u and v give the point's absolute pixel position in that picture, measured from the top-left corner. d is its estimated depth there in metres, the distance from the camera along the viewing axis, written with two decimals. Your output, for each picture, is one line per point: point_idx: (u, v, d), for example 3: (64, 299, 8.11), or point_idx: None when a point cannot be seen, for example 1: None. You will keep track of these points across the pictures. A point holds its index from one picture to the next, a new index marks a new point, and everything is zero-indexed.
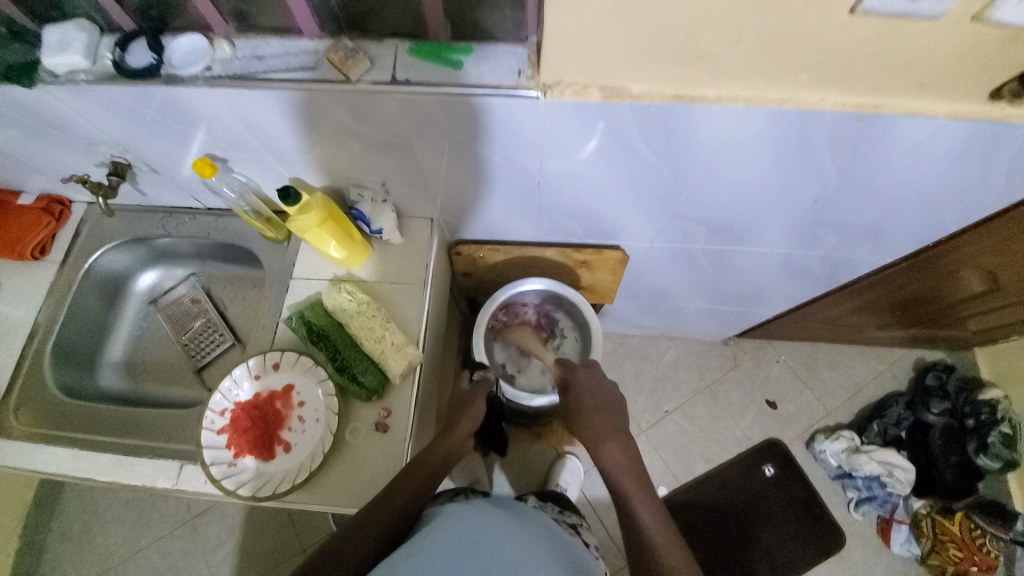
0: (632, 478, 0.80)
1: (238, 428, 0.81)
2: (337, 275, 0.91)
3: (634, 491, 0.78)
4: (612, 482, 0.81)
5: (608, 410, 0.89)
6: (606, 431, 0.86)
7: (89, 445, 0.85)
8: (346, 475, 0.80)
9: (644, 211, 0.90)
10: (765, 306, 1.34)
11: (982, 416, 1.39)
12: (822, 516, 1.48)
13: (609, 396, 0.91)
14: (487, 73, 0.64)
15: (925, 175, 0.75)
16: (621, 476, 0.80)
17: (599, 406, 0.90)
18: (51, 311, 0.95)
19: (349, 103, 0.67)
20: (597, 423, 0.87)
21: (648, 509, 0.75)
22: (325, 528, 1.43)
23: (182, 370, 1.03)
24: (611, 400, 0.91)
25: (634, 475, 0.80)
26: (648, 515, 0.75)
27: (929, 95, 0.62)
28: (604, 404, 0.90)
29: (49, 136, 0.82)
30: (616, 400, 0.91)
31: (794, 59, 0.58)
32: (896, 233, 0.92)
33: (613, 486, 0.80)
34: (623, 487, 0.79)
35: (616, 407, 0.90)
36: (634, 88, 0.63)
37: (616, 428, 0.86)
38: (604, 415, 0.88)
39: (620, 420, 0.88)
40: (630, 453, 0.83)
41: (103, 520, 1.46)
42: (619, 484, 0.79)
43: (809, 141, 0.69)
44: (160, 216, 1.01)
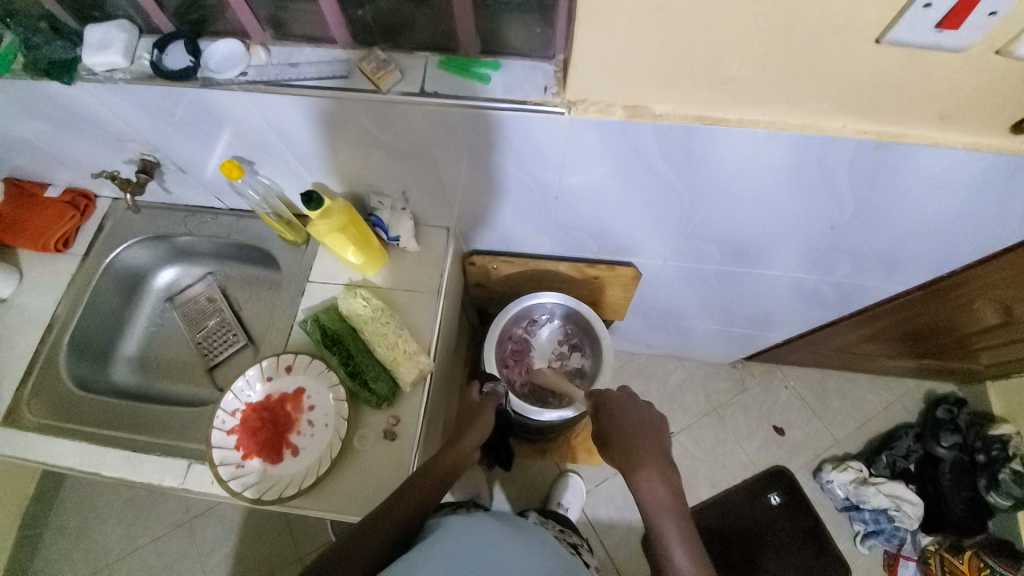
0: (671, 515, 0.74)
1: (247, 429, 0.81)
2: (352, 280, 0.92)
3: (673, 532, 0.72)
4: (648, 514, 0.74)
5: (651, 435, 0.81)
6: (648, 460, 0.77)
7: (98, 438, 0.85)
8: (353, 482, 0.79)
9: (659, 229, 0.90)
10: (775, 331, 1.34)
11: (993, 451, 1.35)
12: (828, 549, 1.45)
13: (649, 417, 0.83)
14: (513, 88, 0.66)
15: (943, 206, 0.75)
16: (660, 514, 0.74)
17: (639, 430, 0.81)
18: (70, 304, 0.96)
19: (377, 112, 0.68)
20: (638, 448, 0.79)
21: (686, 553, 0.70)
22: (323, 536, 1.42)
23: (194, 368, 1.04)
24: (651, 421, 0.83)
25: (674, 513, 0.74)
26: (684, 558, 0.70)
27: (950, 127, 0.62)
28: (645, 426, 0.82)
29: (81, 132, 0.84)
30: (657, 423, 0.83)
31: (816, 86, 0.59)
32: (911, 262, 0.92)
33: (649, 522, 0.74)
34: (661, 525, 0.73)
35: (657, 431, 0.82)
36: (657, 107, 0.64)
37: (659, 457, 0.78)
38: (646, 441, 0.80)
39: (662, 446, 0.80)
40: (672, 486, 0.76)
41: (101, 516, 1.45)
42: (657, 521, 0.73)
43: (828, 167, 0.70)
44: (182, 215, 1.02)
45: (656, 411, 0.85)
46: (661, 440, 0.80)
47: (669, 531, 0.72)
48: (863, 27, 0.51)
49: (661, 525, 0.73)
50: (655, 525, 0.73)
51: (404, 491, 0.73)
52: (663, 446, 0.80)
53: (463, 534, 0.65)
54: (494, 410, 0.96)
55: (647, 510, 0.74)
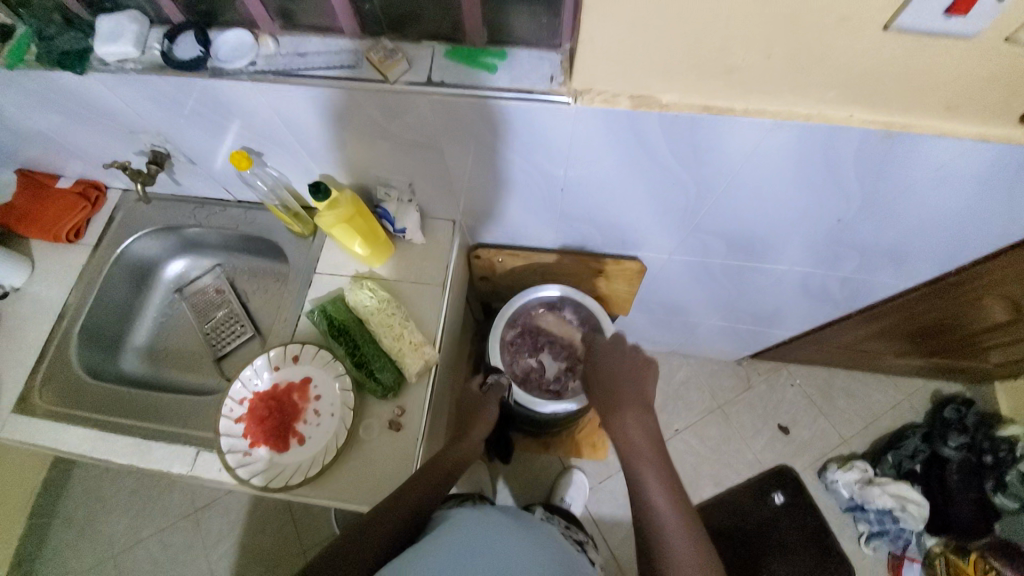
0: (647, 452, 0.78)
1: (255, 418, 0.82)
2: (358, 271, 0.92)
3: (648, 470, 0.75)
4: (624, 455, 0.79)
5: (632, 379, 0.89)
6: (625, 402, 0.85)
7: (107, 425, 0.86)
8: (357, 472, 0.80)
9: (665, 222, 0.90)
10: (782, 327, 1.33)
11: (1001, 453, 1.34)
12: (833, 547, 1.44)
13: (632, 364, 0.91)
14: (520, 78, 0.66)
15: (952, 198, 0.75)
16: (635, 453, 0.78)
17: (622, 374, 0.90)
18: (80, 294, 0.97)
19: (384, 103, 0.69)
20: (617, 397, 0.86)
21: (662, 488, 0.73)
22: (327, 529, 1.43)
23: (201, 359, 1.05)
24: (635, 370, 0.91)
25: (651, 453, 0.77)
26: (658, 492, 0.72)
27: (959, 117, 0.62)
28: (627, 373, 0.90)
29: (94, 123, 0.85)
30: (641, 373, 0.90)
31: (823, 75, 0.59)
32: (919, 257, 0.91)
33: (626, 463, 0.78)
34: (634, 462, 0.77)
35: (641, 381, 0.89)
36: (663, 98, 0.64)
37: (635, 401, 0.85)
38: (625, 385, 0.88)
39: (641, 394, 0.86)
40: (649, 427, 0.81)
41: (110, 507, 1.47)
42: (630, 459, 0.78)
43: (835, 159, 0.70)
44: (191, 207, 1.04)
45: (643, 356, 0.92)
46: (640, 387, 0.87)
47: (643, 466, 0.76)
48: (869, 14, 0.51)
49: (635, 461, 0.77)
50: (630, 462, 0.77)
51: (417, 480, 0.74)
52: (641, 389, 0.87)
53: (478, 525, 0.66)
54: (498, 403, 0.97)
55: (623, 450, 0.80)
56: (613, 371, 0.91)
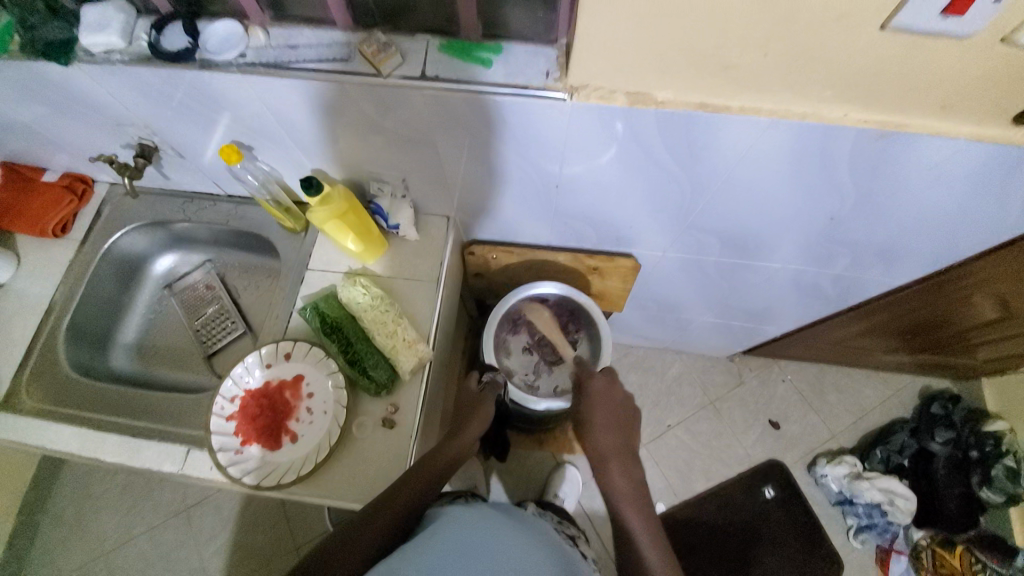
0: (634, 501, 0.80)
1: (246, 416, 0.81)
2: (351, 267, 0.91)
3: (637, 519, 0.77)
4: (612, 503, 0.81)
5: (619, 428, 0.91)
6: (612, 452, 0.87)
7: (96, 424, 0.85)
8: (350, 469, 0.79)
9: (659, 219, 0.90)
10: (774, 324, 1.34)
11: (986, 448, 1.35)
12: (822, 541, 1.46)
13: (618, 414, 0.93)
14: (515, 72, 0.65)
15: (943, 198, 0.75)
16: (622, 500, 0.80)
17: (607, 424, 0.91)
18: (67, 290, 0.96)
19: (377, 97, 0.68)
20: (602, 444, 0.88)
21: (648, 536, 0.74)
22: (320, 525, 1.42)
23: (192, 355, 1.04)
24: (620, 419, 0.93)
25: (637, 502, 0.80)
26: (646, 540, 0.74)
27: (952, 116, 0.62)
28: (614, 422, 0.92)
29: (79, 115, 0.83)
30: (625, 422, 0.92)
31: (819, 74, 0.59)
32: (910, 255, 0.92)
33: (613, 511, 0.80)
34: (623, 509, 0.79)
35: (625, 428, 0.92)
36: (659, 94, 0.64)
37: (621, 449, 0.87)
38: (613, 433, 0.90)
39: (627, 442, 0.89)
40: (634, 475, 0.84)
41: (99, 505, 1.45)
42: (619, 507, 0.79)
43: (830, 157, 0.70)
44: (181, 202, 1.02)
45: (632, 406, 0.96)
46: (627, 435, 0.89)
47: (631, 513, 0.78)
48: (867, 14, 0.51)
49: (622, 508, 0.79)
50: (619, 511, 0.79)
51: (411, 477, 0.74)
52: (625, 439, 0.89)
53: (462, 526, 0.65)
54: (494, 401, 0.96)
55: (611, 498, 0.81)
56: (602, 417, 0.93)
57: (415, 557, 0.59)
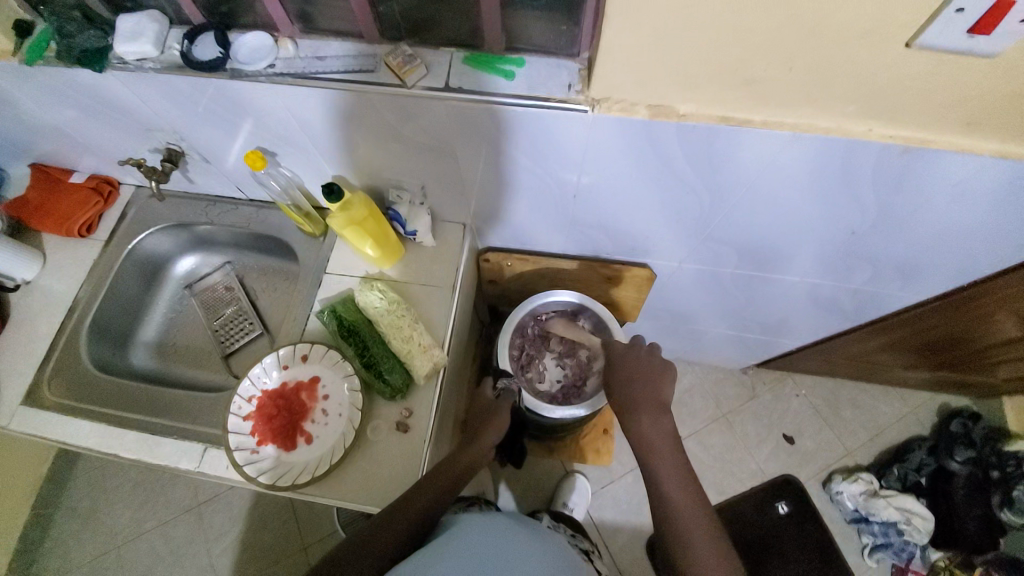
0: (665, 455, 0.78)
1: (263, 416, 0.83)
2: (368, 273, 0.92)
3: (666, 470, 0.76)
4: (641, 455, 0.79)
5: (647, 381, 0.85)
6: (641, 404, 0.82)
7: (116, 420, 0.87)
8: (365, 472, 0.80)
9: (676, 230, 0.90)
10: (789, 337, 1.33)
11: (1008, 468, 1.34)
12: (835, 560, 1.43)
13: (649, 366, 0.87)
14: (538, 85, 0.66)
15: (966, 215, 0.75)
16: (649, 452, 0.78)
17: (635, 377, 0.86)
18: (92, 288, 0.98)
19: (400, 106, 0.69)
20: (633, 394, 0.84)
21: (678, 487, 0.75)
22: (328, 527, 1.43)
23: (210, 355, 1.06)
24: (651, 369, 0.87)
25: (669, 454, 0.78)
26: (678, 494, 0.74)
27: (978, 133, 0.61)
28: (641, 374, 0.87)
29: (110, 119, 0.86)
30: (659, 375, 0.86)
31: (842, 91, 0.59)
32: (931, 271, 0.91)
33: (641, 460, 0.79)
34: (652, 460, 0.78)
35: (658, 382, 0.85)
36: (681, 108, 0.64)
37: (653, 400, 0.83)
38: (642, 390, 0.84)
39: (657, 394, 0.84)
40: (666, 429, 0.80)
41: (112, 501, 1.47)
42: (648, 457, 0.78)
43: (852, 172, 0.69)
44: (204, 204, 1.04)
45: (659, 359, 0.88)
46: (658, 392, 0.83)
47: (658, 461, 0.77)
48: (895, 29, 0.50)
49: (652, 462, 0.77)
50: (648, 466, 0.77)
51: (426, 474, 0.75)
52: (659, 391, 0.84)
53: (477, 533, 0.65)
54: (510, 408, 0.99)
55: (641, 452, 0.79)
56: (631, 374, 0.87)
57: (446, 551, 0.61)
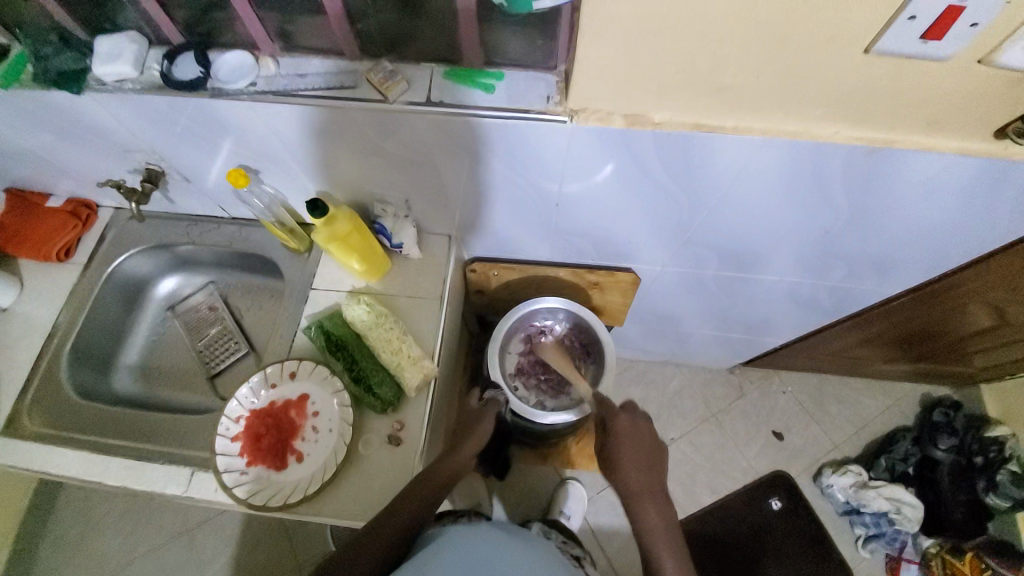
0: (667, 541, 0.81)
1: (252, 436, 0.82)
2: (355, 287, 0.92)
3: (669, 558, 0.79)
4: (643, 540, 0.82)
5: (648, 464, 0.89)
6: (647, 492, 0.86)
7: (100, 447, 0.85)
8: (358, 488, 0.79)
9: (658, 235, 0.92)
10: (772, 335, 1.35)
11: (991, 453, 1.40)
12: (829, 553, 1.45)
13: (650, 446, 0.91)
14: (517, 97, 0.67)
15: (933, 210, 0.78)
16: (654, 537, 0.82)
17: (638, 459, 0.89)
18: (71, 313, 0.96)
19: (383, 121, 0.70)
20: (637, 480, 0.87)
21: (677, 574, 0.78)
22: (321, 547, 1.40)
23: (195, 376, 1.04)
24: (652, 451, 0.91)
25: (669, 541, 0.81)
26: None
27: (938, 133, 0.64)
28: (645, 457, 0.89)
29: (88, 142, 0.85)
30: (658, 457, 0.91)
31: (809, 95, 0.61)
32: (903, 266, 0.94)
33: (643, 544, 0.82)
34: (655, 548, 0.80)
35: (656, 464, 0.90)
36: (656, 115, 0.66)
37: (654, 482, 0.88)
38: (647, 470, 0.88)
39: (658, 477, 0.89)
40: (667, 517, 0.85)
41: (95, 532, 1.43)
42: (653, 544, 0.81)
43: (823, 172, 0.72)
44: (184, 224, 1.03)
45: (657, 439, 0.93)
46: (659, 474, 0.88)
47: (660, 546, 0.81)
48: (853, 36, 0.53)
49: (655, 547, 0.80)
50: (650, 548, 0.81)
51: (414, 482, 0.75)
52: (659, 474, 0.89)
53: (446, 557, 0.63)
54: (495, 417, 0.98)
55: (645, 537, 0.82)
56: (637, 454, 0.89)
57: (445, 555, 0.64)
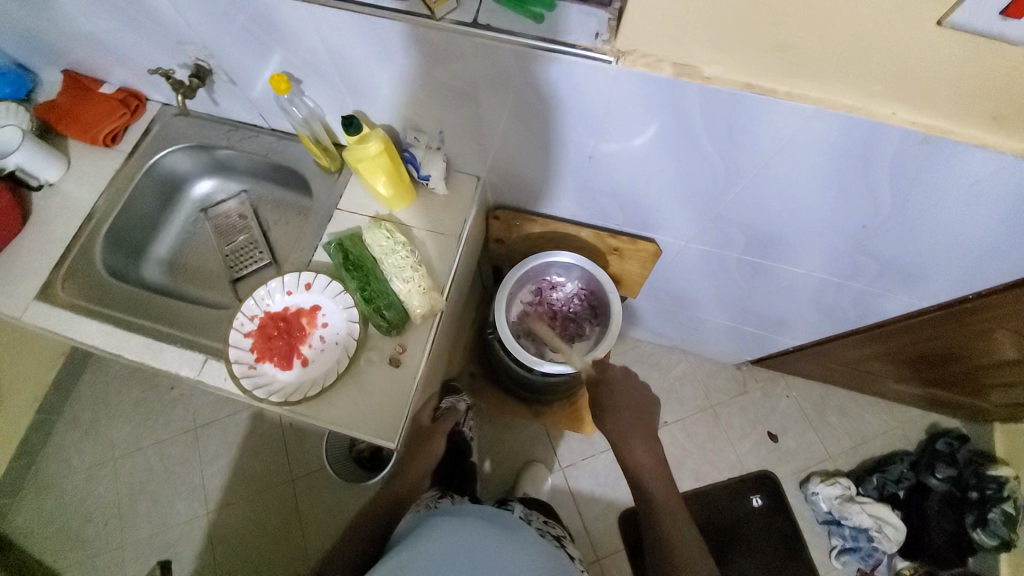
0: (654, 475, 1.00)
1: (264, 335, 0.85)
2: (379, 213, 0.94)
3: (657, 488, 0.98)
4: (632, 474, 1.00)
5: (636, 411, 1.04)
6: (631, 435, 1.02)
7: (124, 324, 0.90)
8: (355, 399, 0.83)
9: (686, 205, 0.90)
10: (786, 335, 1.33)
11: (987, 490, 1.35)
12: (802, 557, 1.46)
13: (638, 396, 1.05)
14: (565, 30, 0.65)
15: (980, 218, 0.74)
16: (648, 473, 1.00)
17: (628, 406, 1.04)
18: (110, 197, 1.00)
19: (428, 40, 0.69)
20: (623, 424, 1.02)
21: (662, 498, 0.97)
22: (315, 464, 1.47)
23: (217, 277, 1.08)
24: (639, 400, 1.05)
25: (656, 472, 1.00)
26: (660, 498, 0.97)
27: (1007, 129, 0.59)
28: (632, 404, 1.04)
29: (144, 29, 0.87)
30: (648, 403, 1.06)
31: (871, 68, 0.58)
32: (936, 278, 0.91)
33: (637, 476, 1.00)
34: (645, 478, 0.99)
35: (646, 412, 1.05)
36: (706, 69, 0.62)
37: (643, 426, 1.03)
38: (635, 418, 1.03)
39: (648, 420, 1.04)
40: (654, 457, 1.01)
41: (112, 415, 1.53)
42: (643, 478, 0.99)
43: (871, 158, 0.68)
44: (226, 128, 1.05)
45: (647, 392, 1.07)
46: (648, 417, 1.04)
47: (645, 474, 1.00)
48: None
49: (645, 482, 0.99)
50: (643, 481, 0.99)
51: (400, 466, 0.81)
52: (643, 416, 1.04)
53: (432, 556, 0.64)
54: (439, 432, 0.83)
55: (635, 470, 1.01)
56: (626, 398, 1.05)
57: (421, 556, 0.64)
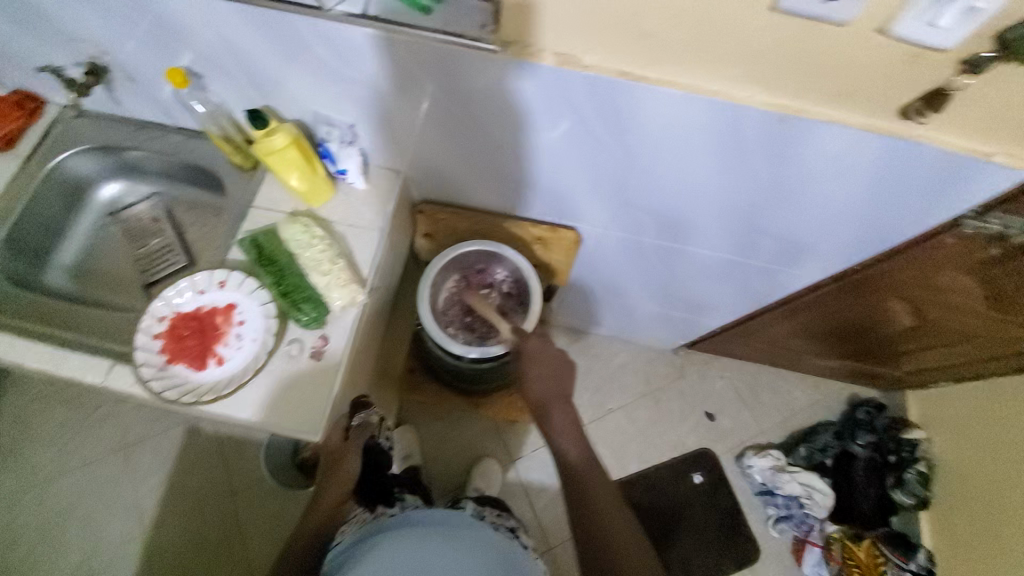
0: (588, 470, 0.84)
1: (175, 336, 0.84)
2: (297, 209, 0.93)
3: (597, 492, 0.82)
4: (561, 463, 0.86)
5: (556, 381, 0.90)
6: (555, 407, 0.88)
7: (23, 333, 0.86)
8: (274, 395, 0.82)
9: (597, 192, 0.94)
10: (712, 316, 1.41)
11: (903, 453, 1.45)
12: (741, 528, 1.55)
13: (559, 365, 0.91)
14: (451, 21, 0.68)
15: (848, 191, 0.81)
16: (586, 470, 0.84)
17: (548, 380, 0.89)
18: (6, 203, 0.95)
19: (321, 32, 0.70)
20: (545, 392, 0.89)
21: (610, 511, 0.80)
22: (256, 475, 1.43)
23: (130, 283, 1.05)
24: (560, 367, 0.91)
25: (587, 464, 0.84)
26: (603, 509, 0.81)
27: (850, 106, 0.67)
28: (553, 372, 0.90)
29: (31, 25, 0.84)
30: (565, 371, 0.91)
31: (727, 52, 0.63)
32: (827, 250, 0.99)
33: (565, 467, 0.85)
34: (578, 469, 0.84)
35: (564, 377, 0.91)
36: (585, 58, 0.68)
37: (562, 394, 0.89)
38: (552, 385, 0.89)
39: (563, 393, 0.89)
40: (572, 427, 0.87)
41: (31, 439, 1.44)
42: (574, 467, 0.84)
43: (744, 139, 0.75)
44: (131, 128, 1.02)
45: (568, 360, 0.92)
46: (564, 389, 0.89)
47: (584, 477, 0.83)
48: None
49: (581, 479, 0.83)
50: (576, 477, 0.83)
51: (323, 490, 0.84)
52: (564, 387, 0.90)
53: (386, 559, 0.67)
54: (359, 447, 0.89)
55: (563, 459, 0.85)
56: (547, 376, 0.90)
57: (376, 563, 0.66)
